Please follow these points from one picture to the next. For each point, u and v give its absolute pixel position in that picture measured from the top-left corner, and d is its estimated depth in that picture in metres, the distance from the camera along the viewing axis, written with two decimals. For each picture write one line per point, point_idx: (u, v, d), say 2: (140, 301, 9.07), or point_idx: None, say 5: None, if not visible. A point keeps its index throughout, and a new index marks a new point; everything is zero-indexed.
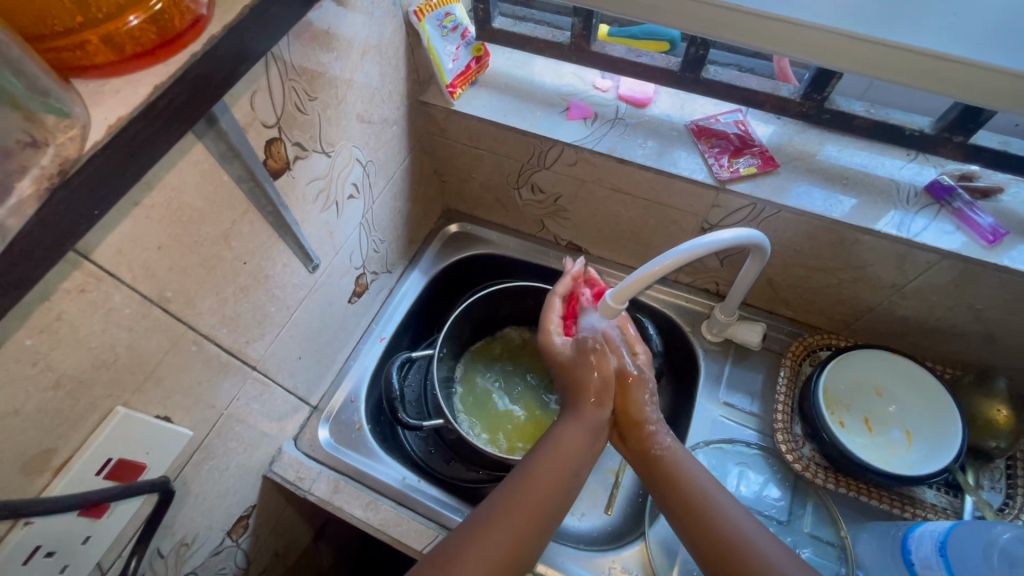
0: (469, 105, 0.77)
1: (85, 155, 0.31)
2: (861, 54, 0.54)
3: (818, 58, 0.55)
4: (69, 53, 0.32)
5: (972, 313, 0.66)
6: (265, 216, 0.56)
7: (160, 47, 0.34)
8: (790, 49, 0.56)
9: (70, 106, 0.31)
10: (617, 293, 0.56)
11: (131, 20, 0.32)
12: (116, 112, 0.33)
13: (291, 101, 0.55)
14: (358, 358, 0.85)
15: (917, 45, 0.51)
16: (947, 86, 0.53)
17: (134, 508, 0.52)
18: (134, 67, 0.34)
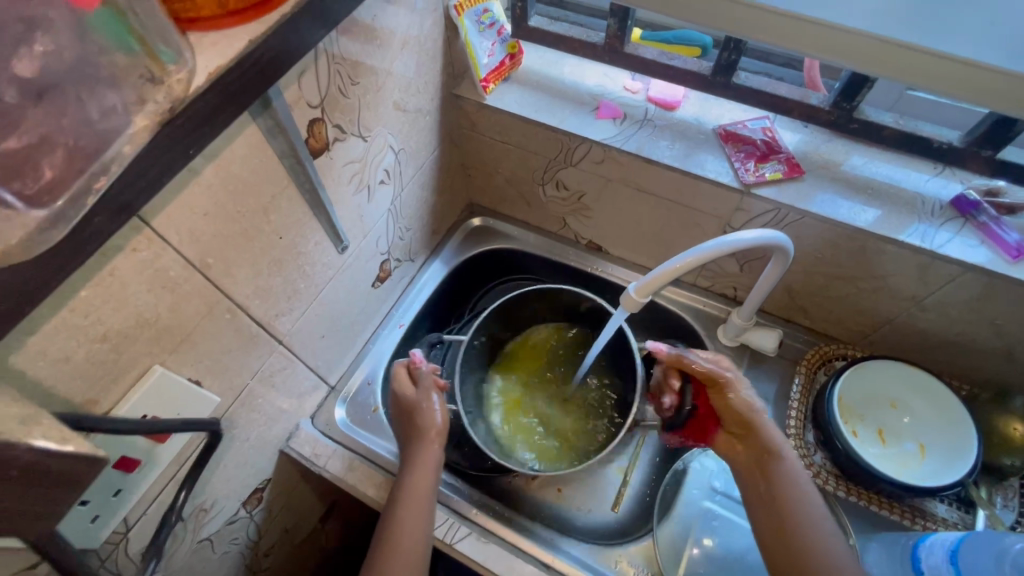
0: (501, 100, 0.78)
1: (193, 94, 0.33)
2: (901, 59, 0.54)
3: (858, 61, 0.56)
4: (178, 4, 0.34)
5: (993, 329, 0.66)
6: (302, 193, 0.58)
7: (254, 8, 0.36)
8: (831, 52, 0.57)
9: (177, 49, 0.33)
10: (640, 287, 0.56)
11: None
12: (214, 61, 0.34)
13: (335, 84, 0.57)
14: (377, 343, 0.87)
15: (959, 53, 0.52)
16: (982, 95, 0.54)
17: (163, 467, 0.54)
18: (230, 23, 0.36)
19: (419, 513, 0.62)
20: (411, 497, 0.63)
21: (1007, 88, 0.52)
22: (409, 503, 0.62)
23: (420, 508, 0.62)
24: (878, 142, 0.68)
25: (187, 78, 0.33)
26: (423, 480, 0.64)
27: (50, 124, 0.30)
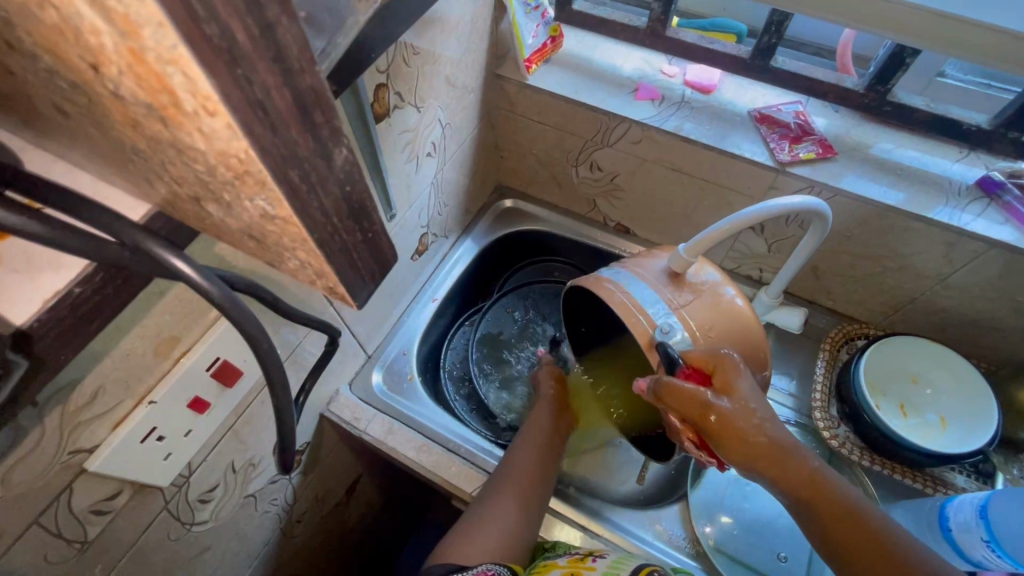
0: (543, 80, 0.81)
1: None
2: (942, 32, 0.58)
3: (897, 34, 0.60)
4: None
5: (1013, 306, 0.69)
6: (364, 155, 0.61)
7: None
8: (877, 24, 0.60)
9: None
10: (690, 247, 0.55)
11: None
12: None
13: (400, 52, 0.59)
14: (412, 315, 0.89)
15: (1001, 23, 0.55)
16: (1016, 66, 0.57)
17: (227, 413, 0.56)
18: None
19: (533, 462, 0.69)
20: (527, 449, 0.70)
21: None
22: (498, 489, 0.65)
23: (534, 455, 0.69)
24: (916, 129, 0.71)
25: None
26: (536, 437, 0.72)
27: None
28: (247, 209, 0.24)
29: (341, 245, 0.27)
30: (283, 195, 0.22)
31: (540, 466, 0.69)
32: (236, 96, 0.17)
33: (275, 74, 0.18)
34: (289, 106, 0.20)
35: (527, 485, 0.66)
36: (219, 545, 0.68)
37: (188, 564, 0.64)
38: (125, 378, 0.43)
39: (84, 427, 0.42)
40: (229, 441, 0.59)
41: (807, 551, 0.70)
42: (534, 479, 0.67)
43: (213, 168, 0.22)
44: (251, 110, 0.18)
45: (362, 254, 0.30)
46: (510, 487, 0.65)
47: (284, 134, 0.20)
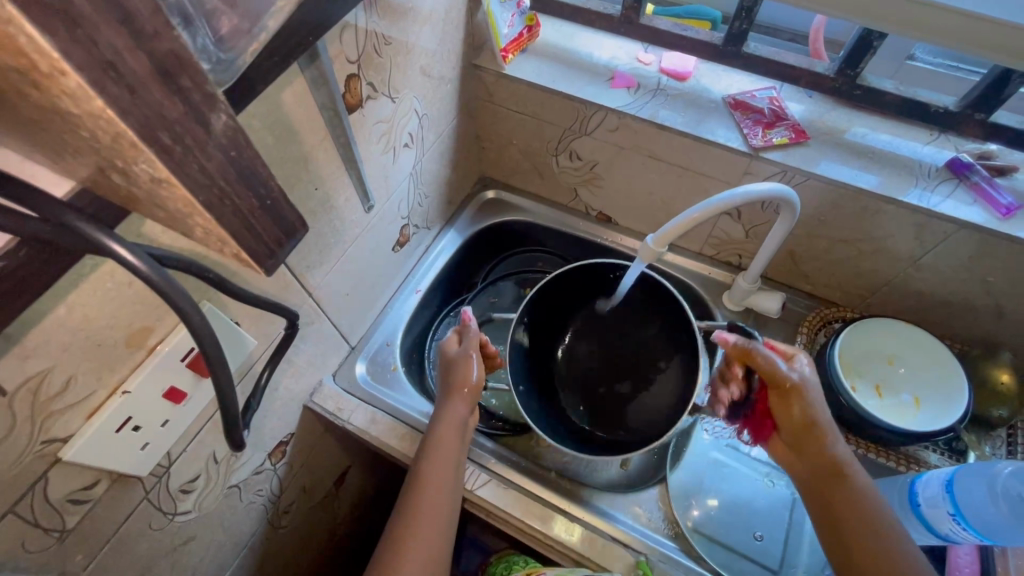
0: (520, 70, 0.82)
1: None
2: (903, 15, 0.58)
3: (858, 17, 0.60)
4: None
5: (984, 287, 0.70)
6: (337, 147, 0.61)
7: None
8: (837, 9, 0.60)
9: None
10: (657, 238, 0.61)
11: None
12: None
13: (371, 42, 0.60)
14: (395, 307, 0.90)
15: (958, 7, 0.56)
16: (977, 48, 0.58)
17: (204, 404, 0.56)
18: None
19: (446, 469, 0.65)
20: (439, 454, 0.65)
21: (1017, 40, 0.55)
22: (403, 531, 0.60)
23: (445, 457, 0.65)
24: (888, 113, 0.71)
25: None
26: (446, 435, 0.67)
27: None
28: (141, 175, 0.25)
29: (233, 209, 0.29)
30: (158, 157, 0.23)
31: (451, 468, 0.65)
32: (79, 54, 0.18)
33: (123, 37, 0.19)
34: (147, 68, 0.21)
35: (436, 515, 0.62)
36: (204, 535, 0.69)
37: (173, 553, 0.64)
38: (98, 367, 0.44)
39: (58, 417, 0.42)
40: (208, 433, 0.60)
41: (785, 530, 0.71)
42: (444, 489, 0.64)
43: (122, 142, 0.22)
44: (104, 72, 0.19)
45: (260, 219, 0.31)
46: (422, 507, 0.62)
47: (145, 97, 0.21)
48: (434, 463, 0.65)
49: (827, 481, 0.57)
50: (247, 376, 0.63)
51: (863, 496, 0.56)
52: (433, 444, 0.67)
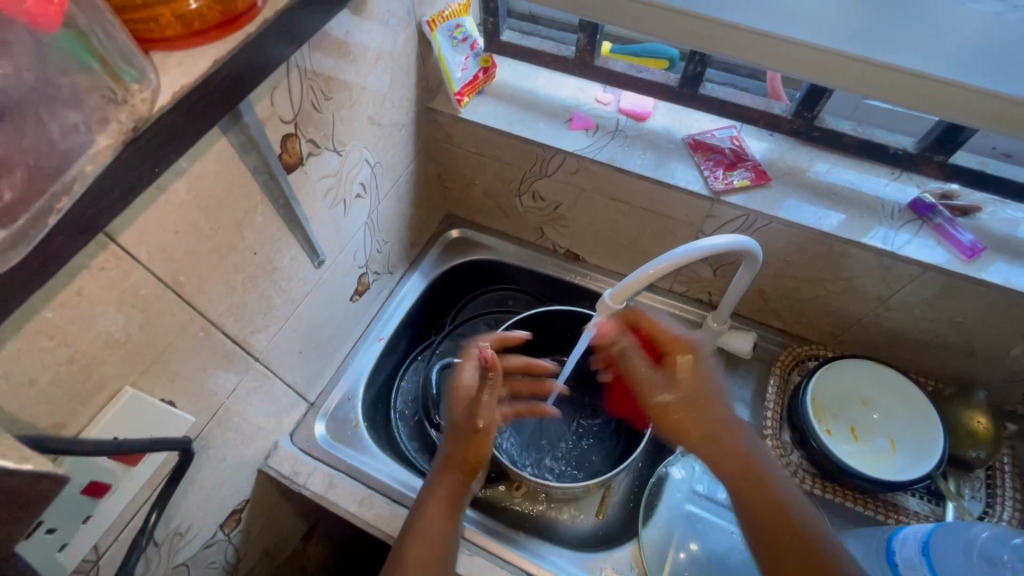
0: (476, 113, 0.80)
1: (153, 117, 0.32)
2: (854, 73, 0.54)
3: (810, 75, 0.56)
4: (143, 26, 0.33)
5: (954, 326, 0.68)
6: (276, 208, 0.58)
7: (216, 28, 0.35)
8: (786, 66, 0.56)
9: (142, 72, 0.31)
10: (616, 292, 0.60)
11: (192, 3, 0.33)
12: (179, 82, 0.33)
13: (308, 100, 0.57)
14: (356, 357, 0.86)
15: (913, 66, 0.51)
16: (936, 106, 0.53)
17: (132, 493, 0.52)
18: (198, 43, 0.35)
19: (446, 537, 0.61)
20: (438, 517, 0.62)
21: (968, 102, 0.52)
22: None
23: (443, 522, 0.61)
24: (848, 152, 0.70)
25: (141, 104, 0.31)
26: (434, 516, 0.62)
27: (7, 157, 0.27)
28: None
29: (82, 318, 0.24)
30: None
31: (450, 535, 0.61)
32: None
33: None
34: None
35: None
36: None
37: None
38: None
39: None
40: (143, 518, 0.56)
41: None
42: (445, 556, 0.59)
43: None
44: None
45: None
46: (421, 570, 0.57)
47: None
48: (420, 546, 0.59)
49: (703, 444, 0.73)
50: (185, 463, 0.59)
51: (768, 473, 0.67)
52: (420, 527, 0.61)
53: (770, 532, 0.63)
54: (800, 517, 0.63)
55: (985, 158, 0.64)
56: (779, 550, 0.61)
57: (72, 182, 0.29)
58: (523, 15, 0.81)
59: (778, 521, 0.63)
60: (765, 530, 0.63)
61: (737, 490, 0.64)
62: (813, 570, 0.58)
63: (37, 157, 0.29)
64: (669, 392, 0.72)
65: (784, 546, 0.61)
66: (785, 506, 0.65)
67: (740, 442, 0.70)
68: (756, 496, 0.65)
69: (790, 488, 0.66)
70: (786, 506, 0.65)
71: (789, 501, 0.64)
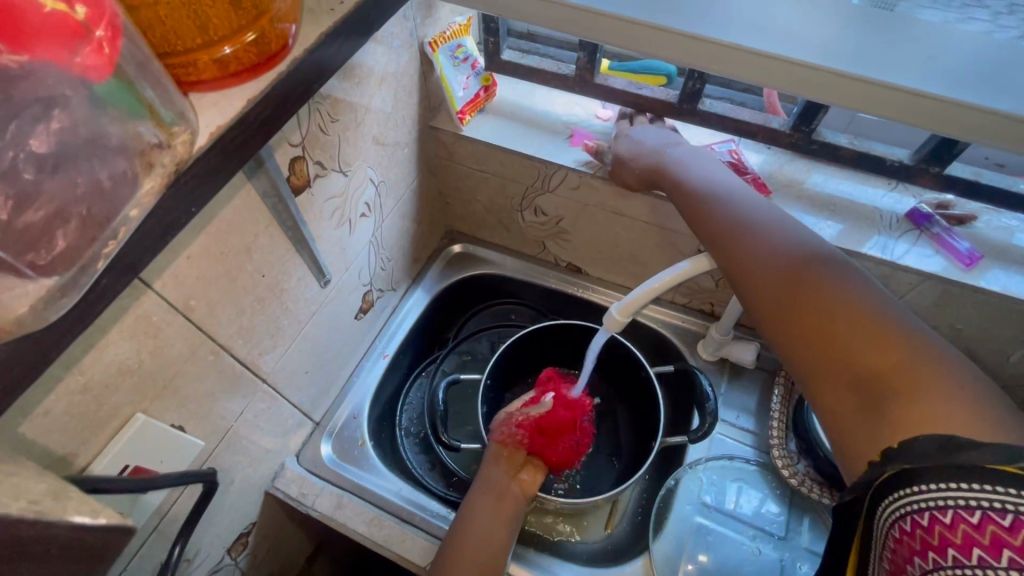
0: (477, 131, 0.80)
1: (194, 155, 0.33)
2: (852, 90, 0.54)
3: (808, 93, 0.56)
4: (182, 70, 0.33)
5: (954, 332, 0.70)
6: (285, 230, 0.58)
7: (248, 70, 0.35)
8: (785, 84, 0.56)
9: (185, 115, 0.32)
10: (622, 307, 0.61)
11: (226, 49, 0.33)
12: (217, 121, 0.34)
13: (316, 123, 0.57)
14: (361, 375, 0.86)
15: (908, 85, 0.52)
16: (932, 122, 0.54)
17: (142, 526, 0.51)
18: (231, 84, 0.35)
19: (497, 531, 0.63)
20: (489, 512, 0.65)
21: (968, 120, 0.52)
22: None
23: (493, 516, 0.64)
24: (845, 164, 0.71)
25: (180, 148, 0.32)
26: (490, 505, 0.65)
27: (49, 210, 0.26)
28: None
29: None
30: None
31: (499, 530, 0.64)
32: None
33: None
34: None
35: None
36: None
37: None
38: None
39: None
40: (155, 544, 0.55)
41: None
42: (491, 551, 0.62)
43: None
44: None
45: None
46: (468, 554, 0.61)
47: None
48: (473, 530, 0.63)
49: (783, 284, 0.48)
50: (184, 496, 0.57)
51: (846, 280, 0.45)
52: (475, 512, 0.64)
53: (786, 321, 0.47)
54: (844, 304, 0.44)
55: (979, 169, 0.65)
56: (842, 345, 0.42)
57: (116, 229, 0.28)
58: (521, 34, 0.82)
59: (844, 296, 0.44)
60: (788, 340, 0.47)
61: (754, 300, 0.50)
62: (891, 397, 0.39)
63: (86, 205, 0.27)
64: (705, 232, 0.57)
65: (843, 330, 0.43)
66: (857, 320, 0.43)
67: (795, 236, 0.51)
68: (787, 266, 0.48)
69: (849, 276, 0.46)
70: (845, 278, 0.46)
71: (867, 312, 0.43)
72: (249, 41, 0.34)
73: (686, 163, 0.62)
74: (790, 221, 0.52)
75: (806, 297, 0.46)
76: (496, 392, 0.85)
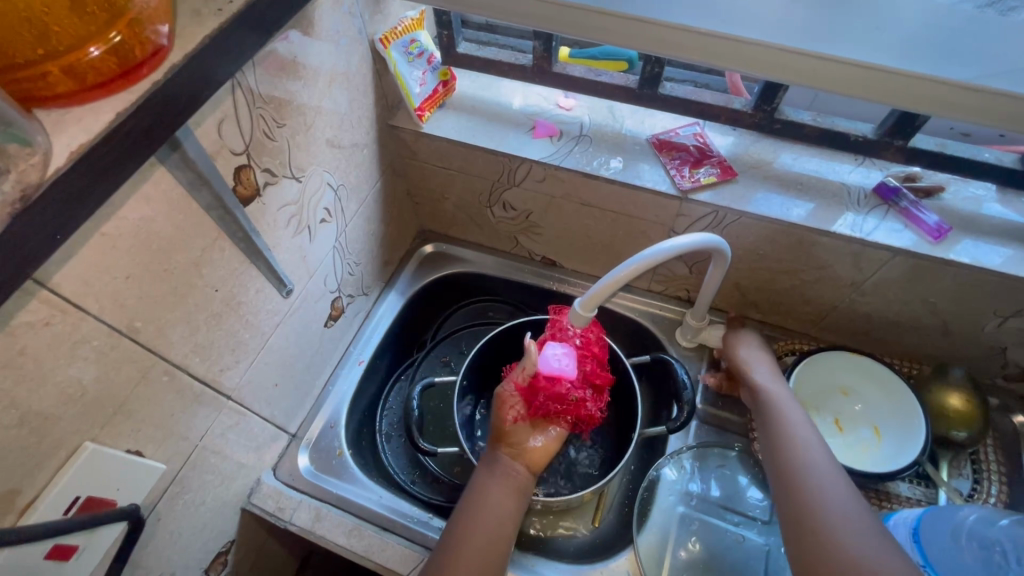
0: (438, 128, 0.78)
1: (48, 181, 0.30)
2: (796, 66, 0.54)
3: (752, 69, 0.56)
4: (31, 84, 0.32)
5: (928, 307, 0.69)
6: (236, 242, 0.57)
7: (118, 78, 0.34)
8: (733, 61, 0.56)
9: (31, 135, 0.31)
10: (585, 301, 0.62)
11: (92, 51, 0.33)
12: (78, 139, 0.32)
13: (259, 128, 0.55)
14: (337, 383, 0.84)
15: (839, 55, 0.52)
16: (875, 93, 0.54)
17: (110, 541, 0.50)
18: (97, 96, 0.34)
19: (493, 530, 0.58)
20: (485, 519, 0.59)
21: (919, 88, 0.52)
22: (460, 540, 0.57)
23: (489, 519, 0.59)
24: (810, 142, 0.70)
25: (29, 173, 0.30)
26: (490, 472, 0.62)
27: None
28: None
29: None
30: None
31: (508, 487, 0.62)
32: None
33: None
34: None
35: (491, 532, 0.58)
36: None
37: None
38: None
39: None
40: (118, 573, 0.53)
41: None
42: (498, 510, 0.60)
43: None
44: None
45: None
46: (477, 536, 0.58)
47: None
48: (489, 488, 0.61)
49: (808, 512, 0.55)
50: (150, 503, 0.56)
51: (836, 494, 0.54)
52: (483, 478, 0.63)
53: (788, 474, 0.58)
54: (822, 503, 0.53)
55: (944, 140, 0.65)
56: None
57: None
58: (480, 25, 0.80)
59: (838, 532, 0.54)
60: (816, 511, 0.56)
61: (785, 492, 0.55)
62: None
63: None
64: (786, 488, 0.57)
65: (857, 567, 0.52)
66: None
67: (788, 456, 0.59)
68: (790, 501, 0.55)
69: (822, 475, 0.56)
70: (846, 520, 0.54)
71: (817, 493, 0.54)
72: (116, 40, 0.33)
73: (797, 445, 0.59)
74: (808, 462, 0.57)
75: (800, 513, 0.53)
76: (472, 390, 0.84)
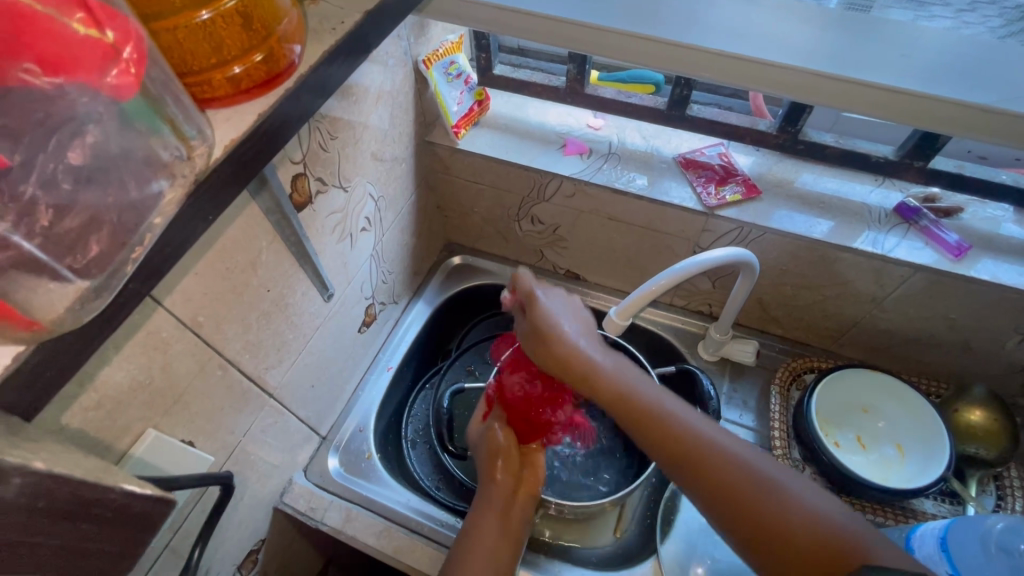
0: (472, 144, 0.82)
1: (212, 166, 0.33)
2: (830, 90, 0.57)
3: (788, 92, 0.59)
4: (198, 88, 0.35)
5: (948, 324, 0.71)
6: (289, 246, 0.60)
7: (258, 87, 0.37)
8: (765, 84, 0.59)
9: (202, 127, 0.33)
10: (621, 310, 0.64)
11: (235, 69, 0.35)
12: (229, 135, 0.35)
13: (315, 140, 0.59)
14: (366, 388, 0.87)
15: (872, 81, 0.55)
16: (905, 116, 0.57)
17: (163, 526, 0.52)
18: (243, 100, 0.37)
19: None
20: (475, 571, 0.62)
21: (939, 111, 0.55)
22: None
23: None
24: (831, 163, 0.74)
25: (199, 160, 0.33)
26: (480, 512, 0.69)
27: (85, 217, 0.28)
28: None
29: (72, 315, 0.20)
30: None
31: (502, 553, 0.66)
32: None
33: None
34: None
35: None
36: None
37: None
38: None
39: None
40: (167, 561, 0.55)
41: None
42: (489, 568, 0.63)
43: None
44: None
45: None
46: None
47: None
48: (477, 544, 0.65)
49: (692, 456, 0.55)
50: (213, 489, 0.58)
51: (678, 415, 0.58)
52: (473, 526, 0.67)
53: (635, 425, 0.59)
54: (705, 435, 0.56)
55: (963, 162, 0.68)
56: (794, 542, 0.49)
57: (142, 236, 0.29)
58: (513, 49, 0.84)
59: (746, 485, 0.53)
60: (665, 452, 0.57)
61: (642, 437, 0.58)
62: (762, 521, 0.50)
63: (118, 213, 0.29)
64: (641, 432, 0.59)
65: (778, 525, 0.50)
66: (734, 481, 0.52)
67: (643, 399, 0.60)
68: (673, 428, 0.57)
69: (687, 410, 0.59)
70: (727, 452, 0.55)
71: (726, 456, 0.54)
72: (257, 61, 0.36)
73: (630, 385, 0.61)
74: (658, 411, 0.58)
75: (682, 441, 0.56)
76: None
